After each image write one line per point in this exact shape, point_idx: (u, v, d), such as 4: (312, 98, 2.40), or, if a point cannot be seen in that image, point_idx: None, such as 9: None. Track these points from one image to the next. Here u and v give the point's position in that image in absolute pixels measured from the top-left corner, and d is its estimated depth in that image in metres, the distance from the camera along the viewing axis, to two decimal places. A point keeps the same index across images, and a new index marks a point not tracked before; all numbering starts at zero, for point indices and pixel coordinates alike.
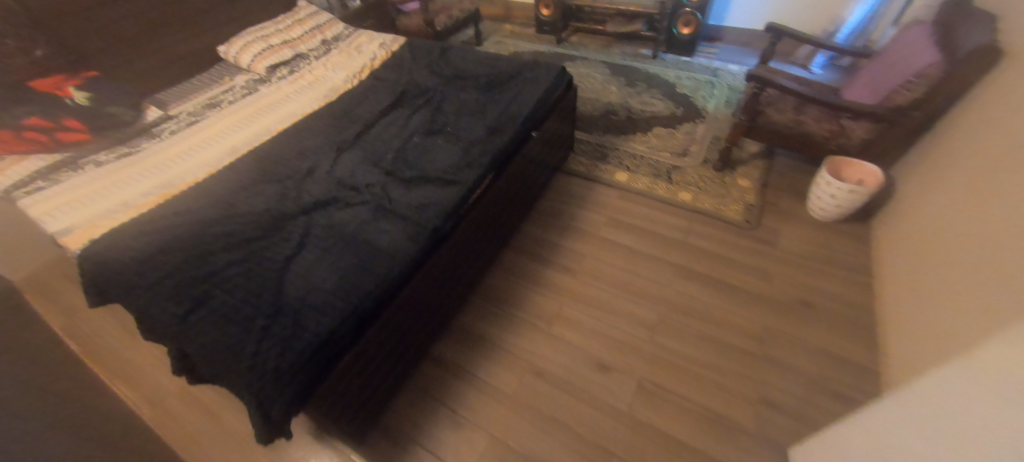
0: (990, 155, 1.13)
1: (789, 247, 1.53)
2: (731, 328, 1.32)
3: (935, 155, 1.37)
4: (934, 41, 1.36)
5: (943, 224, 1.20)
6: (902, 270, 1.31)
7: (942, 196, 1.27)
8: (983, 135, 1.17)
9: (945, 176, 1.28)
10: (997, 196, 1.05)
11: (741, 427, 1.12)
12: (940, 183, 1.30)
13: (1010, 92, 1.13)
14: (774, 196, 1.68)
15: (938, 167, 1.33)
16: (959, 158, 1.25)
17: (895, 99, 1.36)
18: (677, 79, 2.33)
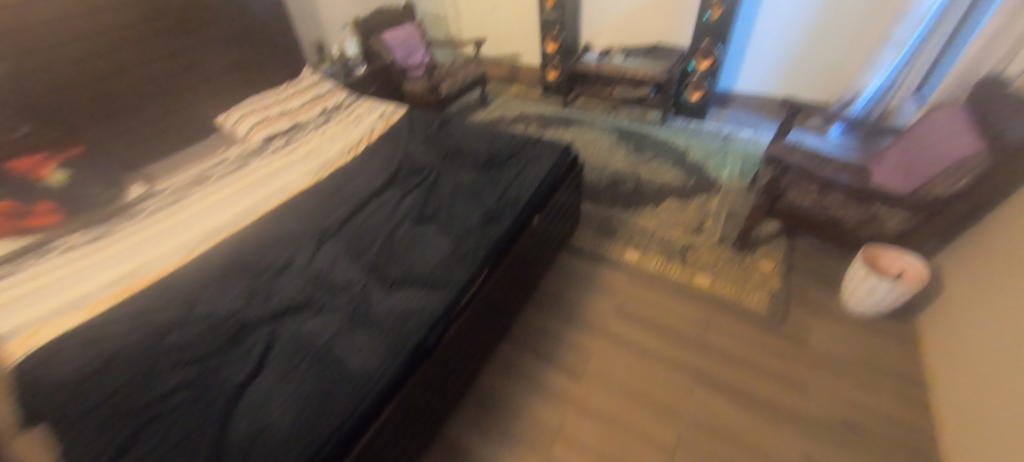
0: None
1: (825, 348, 1.30)
2: (763, 456, 1.10)
3: (983, 249, 1.16)
4: (972, 125, 1.19)
5: (1000, 339, 1.00)
6: (963, 393, 1.06)
7: (996, 303, 1.05)
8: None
9: (997, 278, 1.07)
10: None
11: None
12: (991, 286, 1.09)
13: None
14: (803, 283, 1.48)
15: (988, 266, 1.12)
16: (1011, 258, 1.05)
17: (932, 189, 1.17)
18: (686, 145, 2.24)
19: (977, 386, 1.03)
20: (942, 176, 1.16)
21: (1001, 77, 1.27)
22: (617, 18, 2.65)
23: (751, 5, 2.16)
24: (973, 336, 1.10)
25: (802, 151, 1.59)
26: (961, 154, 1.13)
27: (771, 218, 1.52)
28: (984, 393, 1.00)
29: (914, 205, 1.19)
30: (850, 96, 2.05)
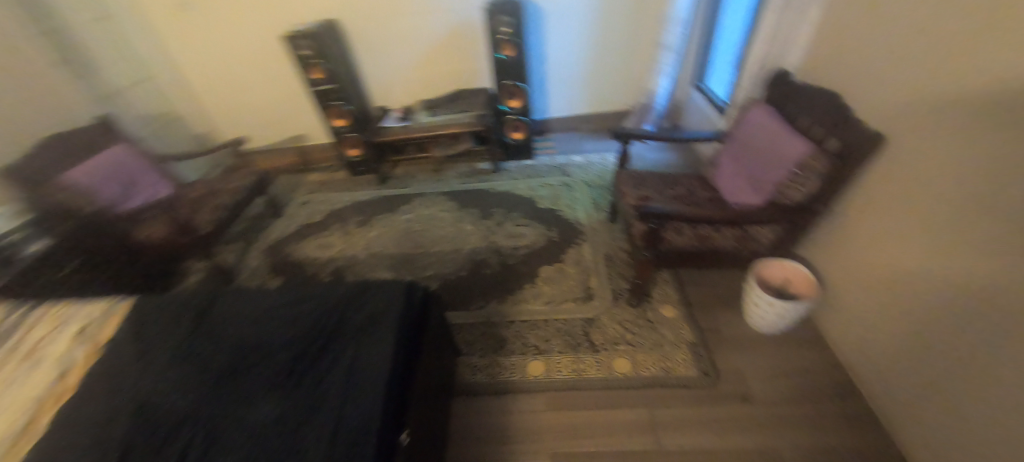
0: (916, 253, 0.93)
1: (765, 389, 1.17)
2: None
3: (845, 241, 1.16)
4: (787, 126, 1.20)
5: (907, 333, 0.97)
6: (905, 400, 1.00)
7: (888, 295, 1.02)
8: (903, 226, 0.96)
9: (877, 271, 1.05)
10: (964, 316, 0.82)
11: None
12: (873, 279, 1.06)
13: (897, 179, 0.96)
14: (709, 318, 1.36)
15: (857, 257, 1.11)
16: (881, 250, 1.03)
17: (789, 197, 1.12)
18: (531, 190, 2.03)
19: (910, 385, 0.98)
20: (791, 182, 1.10)
21: (785, 70, 1.33)
22: (405, 72, 2.29)
23: (537, 32, 2.06)
24: (876, 329, 1.07)
25: (651, 182, 1.49)
26: (799, 157, 1.10)
27: (660, 265, 1.35)
28: (927, 399, 0.93)
29: (779, 216, 1.13)
30: (648, 100, 2.12)
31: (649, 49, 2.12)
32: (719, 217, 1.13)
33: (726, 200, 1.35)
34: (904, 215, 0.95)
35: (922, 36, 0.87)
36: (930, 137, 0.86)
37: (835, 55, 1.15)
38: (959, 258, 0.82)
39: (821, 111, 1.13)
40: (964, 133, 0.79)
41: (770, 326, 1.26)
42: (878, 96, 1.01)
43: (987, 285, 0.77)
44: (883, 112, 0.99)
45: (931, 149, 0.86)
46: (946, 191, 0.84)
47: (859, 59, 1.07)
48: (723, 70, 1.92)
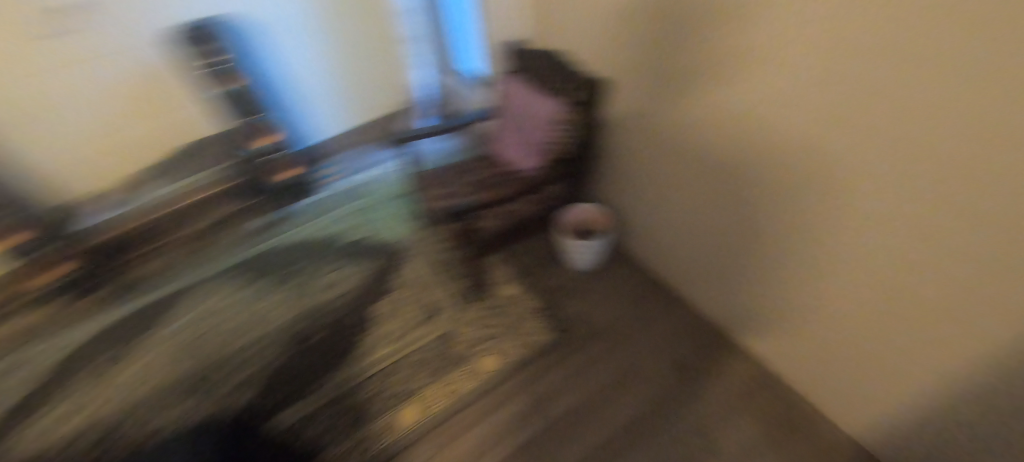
0: (664, 156, 1.17)
1: (607, 314, 1.34)
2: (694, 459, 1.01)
3: (615, 169, 1.40)
4: (532, 89, 1.33)
5: (678, 220, 1.24)
6: (691, 272, 1.30)
7: (656, 199, 1.28)
8: (648, 139, 1.19)
9: (644, 183, 1.31)
10: (708, 189, 1.07)
11: None
12: (643, 190, 1.32)
13: (632, 103, 1.18)
14: (548, 275, 1.47)
15: (628, 176, 1.35)
16: (642, 167, 1.28)
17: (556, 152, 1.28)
18: (331, 228, 1.77)
19: (691, 257, 1.27)
20: (555, 139, 1.26)
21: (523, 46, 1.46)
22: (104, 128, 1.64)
23: (259, 48, 1.74)
24: (658, 226, 1.34)
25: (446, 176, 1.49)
26: (552, 116, 1.25)
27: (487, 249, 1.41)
28: (704, 264, 1.23)
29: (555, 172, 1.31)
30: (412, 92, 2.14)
31: (391, 42, 1.98)
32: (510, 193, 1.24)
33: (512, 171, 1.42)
34: (646, 134, 1.20)
35: None
36: (642, 62, 1.07)
37: (557, 16, 1.32)
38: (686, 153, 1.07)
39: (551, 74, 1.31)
40: (663, 52, 1.00)
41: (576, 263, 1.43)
42: (598, 44, 1.21)
43: (714, 161, 1.02)
44: (605, 53, 1.19)
45: (647, 72, 1.07)
46: (667, 100, 1.07)
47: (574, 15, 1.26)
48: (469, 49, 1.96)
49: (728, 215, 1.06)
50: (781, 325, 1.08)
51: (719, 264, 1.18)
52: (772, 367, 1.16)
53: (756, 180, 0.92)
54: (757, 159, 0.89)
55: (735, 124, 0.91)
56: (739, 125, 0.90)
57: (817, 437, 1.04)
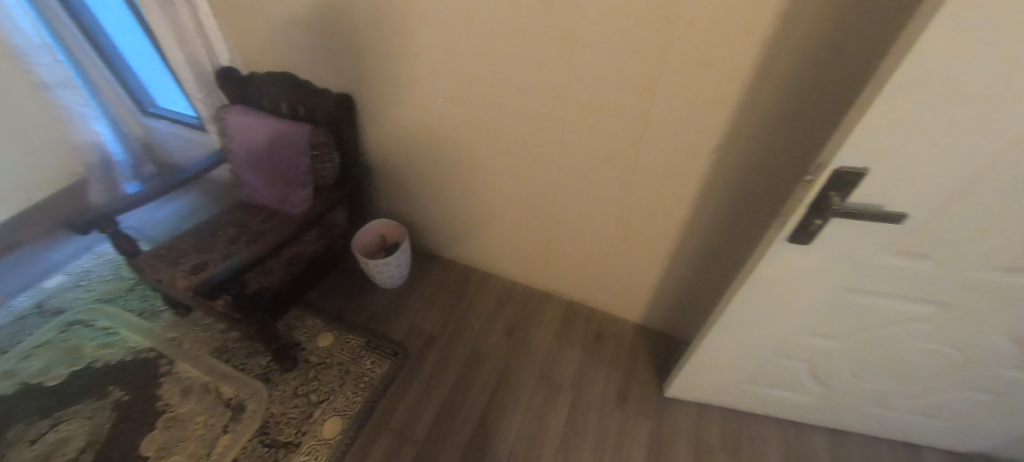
0: (430, 152, 1.24)
1: (434, 317, 1.37)
2: (546, 398, 1.17)
3: (390, 182, 1.41)
4: (273, 119, 1.25)
5: (463, 206, 1.35)
6: (490, 251, 1.44)
7: (438, 195, 1.36)
8: (411, 140, 1.24)
9: (421, 185, 1.36)
10: (477, 168, 1.21)
11: (656, 418, 1.13)
12: (424, 192, 1.38)
13: (383, 110, 1.21)
14: (363, 307, 1.38)
15: (406, 182, 1.38)
16: (414, 170, 1.33)
17: (326, 175, 1.26)
18: (29, 368, 1.23)
19: (485, 236, 1.41)
20: (320, 163, 1.23)
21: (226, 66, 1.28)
22: None
23: None
24: (449, 220, 1.42)
25: (192, 250, 1.20)
26: (307, 141, 1.21)
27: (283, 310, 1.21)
28: (497, 238, 1.39)
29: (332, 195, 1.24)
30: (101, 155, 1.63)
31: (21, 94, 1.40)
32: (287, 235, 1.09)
33: (284, 212, 1.31)
34: (406, 139, 1.25)
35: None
36: (377, 69, 1.11)
37: (263, 39, 1.21)
38: (456, 139, 1.17)
39: (286, 95, 1.23)
40: (392, 56, 1.06)
41: (386, 285, 1.41)
42: (322, 61, 1.17)
43: (472, 142, 1.15)
44: (335, 66, 1.16)
45: (385, 76, 1.11)
46: (414, 100, 1.13)
47: (283, 35, 1.18)
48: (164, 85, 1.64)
49: (499, 184, 1.22)
50: (567, 260, 1.33)
51: (507, 231, 1.35)
52: (573, 297, 1.43)
53: (508, 146, 1.11)
54: (506, 127, 1.07)
55: (477, 104, 1.06)
56: (481, 104, 1.05)
57: (618, 333, 1.34)
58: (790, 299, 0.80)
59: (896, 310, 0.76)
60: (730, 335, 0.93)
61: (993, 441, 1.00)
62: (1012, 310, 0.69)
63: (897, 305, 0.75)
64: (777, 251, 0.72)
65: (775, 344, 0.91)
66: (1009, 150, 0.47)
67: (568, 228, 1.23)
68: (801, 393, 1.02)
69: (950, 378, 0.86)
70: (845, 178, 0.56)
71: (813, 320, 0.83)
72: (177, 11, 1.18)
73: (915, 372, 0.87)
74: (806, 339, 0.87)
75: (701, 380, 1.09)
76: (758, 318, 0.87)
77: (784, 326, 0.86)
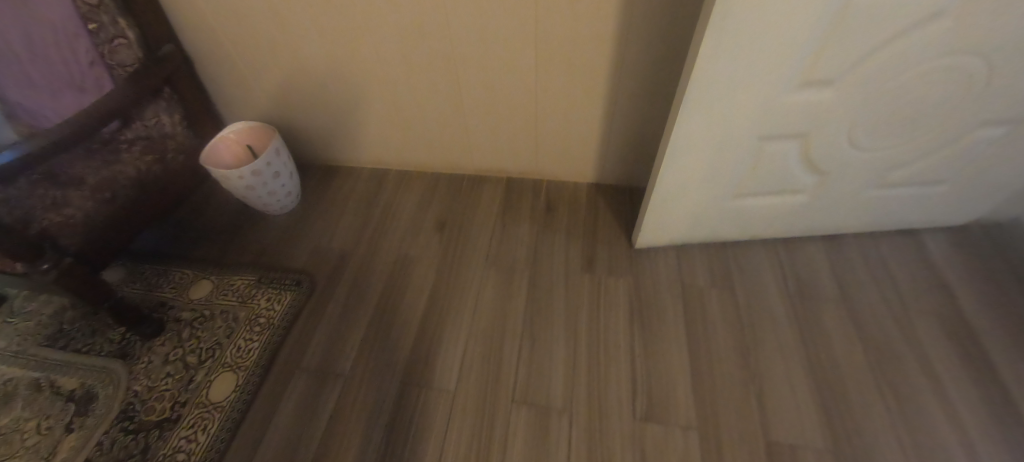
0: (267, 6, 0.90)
1: (345, 232, 1.09)
2: (500, 282, 0.95)
3: (239, 71, 1.06)
4: None
5: (345, 82, 1.04)
6: (399, 137, 1.17)
7: (308, 75, 1.04)
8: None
9: (277, 64, 1.03)
10: (335, 13, 0.88)
11: (632, 270, 0.95)
12: (287, 73, 1.05)
13: None
14: (251, 241, 1.07)
15: (261, 68, 1.04)
16: (261, 44, 0.98)
17: (128, 63, 0.90)
18: None
19: (386, 119, 1.13)
20: (108, 43, 0.86)
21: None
22: None
23: None
24: (337, 110, 1.12)
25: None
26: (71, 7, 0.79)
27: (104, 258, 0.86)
28: (401, 118, 1.11)
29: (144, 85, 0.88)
30: None
31: None
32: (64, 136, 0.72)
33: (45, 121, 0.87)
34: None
35: None
36: None
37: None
38: None
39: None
40: None
41: (268, 212, 1.10)
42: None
43: None
44: None
45: None
46: None
47: None
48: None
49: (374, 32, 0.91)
50: (492, 122, 1.08)
51: (411, 104, 1.07)
52: (512, 173, 1.20)
53: None
54: None
55: None
56: None
57: (571, 200, 1.13)
58: (770, 41, 0.55)
59: (919, 3, 0.50)
60: (700, 130, 0.71)
61: (995, 199, 0.89)
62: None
63: (923, 6, 0.50)
64: None
65: (754, 128, 0.70)
66: None
67: (479, 74, 0.96)
68: (788, 192, 0.85)
69: (966, 114, 0.69)
70: None
71: (797, 67, 0.59)
72: None
73: (925, 118, 0.70)
74: (793, 100, 0.65)
75: (673, 212, 0.89)
76: (727, 93, 0.64)
77: (762, 92, 0.64)
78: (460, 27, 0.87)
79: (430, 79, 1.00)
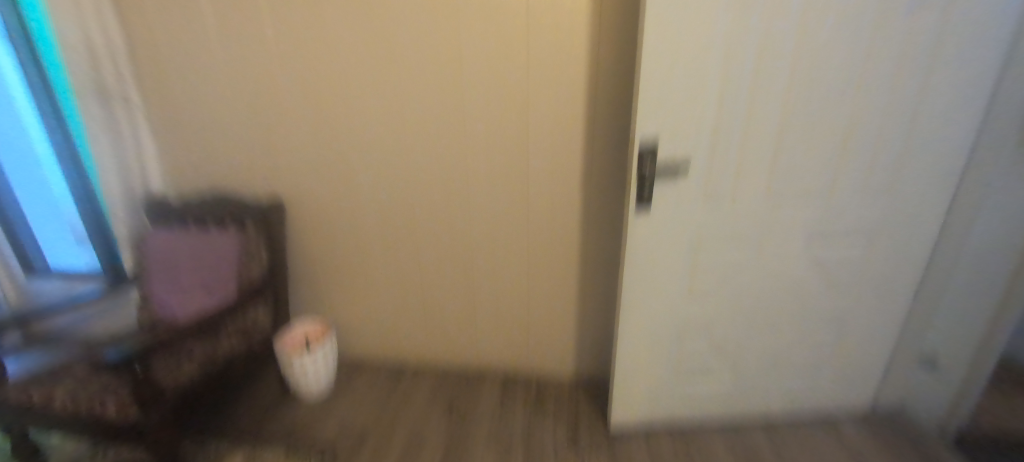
0: (360, 249, 1.44)
1: (366, 413, 1.29)
2: (500, 455, 1.12)
3: (321, 282, 1.51)
4: (201, 235, 1.38)
5: (393, 295, 1.49)
6: (423, 332, 1.53)
7: (368, 291, 1.50)
8: (343, 242, 1.44)
9: (352, 278, 1.49)
10: (404, 253, 1.42)
11: (609, 448, 1.14)
12: (354, 289, 1.50)
13: (317, 220, 1.43)
14: (285, 419, 1.26)
15: (336, 285, 1.50)
16: (344, 270, 1.48)
17: (252, 276, 1.36)
18: None
19: (415, 322, 1.52)
20: (247, 263, 1.35)
21: (157, 194, 1.47)
22: None
23: None
24: (379, 315, 1.52)
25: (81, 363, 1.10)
26: (236, 245, 1.35)
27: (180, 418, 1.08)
28: (426, 322, 1.51)
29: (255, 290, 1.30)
30: None
31: None
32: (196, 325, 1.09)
33: (180, 319, 1.29)
34: (336, 233, 1.44)
35: (260, 136, 1.35)
36: (313, 185, 1.38)
37: (200, 165, 1.43)
38: (383, 230, 1.40)
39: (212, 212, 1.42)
40: (328, 173, 1.35)
41: (307, 395, 1.32)
42: (259, 177, 1.41)
43: (399, 230, 1.39)
44: (276, 190, 1.41)
45: (321, 190, 1.38)
46: (345, 206, 1.39)
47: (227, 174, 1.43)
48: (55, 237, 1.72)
49: (425, 264, 1.43)
50: (494, 326, 1.47)
51: (437, 311, 1.49)
52: (508, 367, 1.50)
53: (429, 226, 1.38)
54: (426, 210, 1.35)
55: (401, 195, 1.35)
56: (404, 196, 1.34)
57: (556, 391, 1.39)
58: (662, 277, 1.04)
59: (729, 260, 1.03)
60: (639, 328, 1.10)
61: (869, 385, 1.23)
62: (798, 240, 1.02)
63: (733, 262, 1.03)
64: (635, 233, 0.99)
65: (674, 327, 1.10)
66: (722, 123, 0.87)
67: (490, 291, 1.43)
68: (713, 379, 1.18)
69: (803, 323, 1.13)
70: (650, 151, 0.89)
71: (686, 292, 1.07)
72: (136, 172, 1.43)
73: (777, 324, 1.12)
74: (691, 311, 1.09)
75: (636, 395, 1.17)
76: (649, 304, 1.07)
77: (670, 306, 1.08)
78: (483, 263, 1.40)
79: (455, 293, 1.45)
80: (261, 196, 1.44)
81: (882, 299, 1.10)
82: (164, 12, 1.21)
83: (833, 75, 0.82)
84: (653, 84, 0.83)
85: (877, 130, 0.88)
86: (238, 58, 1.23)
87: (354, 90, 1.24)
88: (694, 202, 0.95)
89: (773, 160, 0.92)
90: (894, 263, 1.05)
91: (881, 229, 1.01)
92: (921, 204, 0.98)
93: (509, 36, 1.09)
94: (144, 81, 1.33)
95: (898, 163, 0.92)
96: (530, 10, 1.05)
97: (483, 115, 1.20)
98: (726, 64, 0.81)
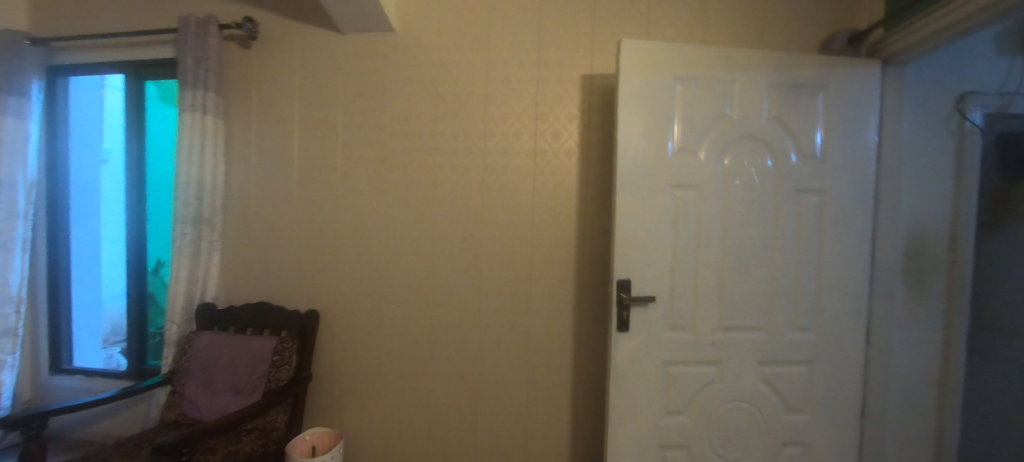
0: (379, 361, 1.63)
1: None
2: None
3: (338, 392, 1.64)
4: (243, 337, 1.58)
5: (401, 408, 1.62)
6: (427, 447, 1.62)
7: (378, 403, 1.63)
8: (366, 354, 1.63)
9: (368, 388, 1.63)
10: (419, 365, 1.61)
11: None
12: (366, 401, 1.63)
13: (345, 332, 1.64)
14: None
15: (349, 396, 1.64)
16: (360, 381, 1.64)
17: (282, 378, 1.51)
18: None
19: (419, 436, 1.62)
20: (278, 366, 1.52)
21: (208, 302, 1.67)
22: None
23: None
24: (384, 429, 1.63)
25: (112, 455, 1.25)
26: (272, 348, 1.53)
27: None
28: (430, 434, 1.62)
29: (283, 393, 1.44)
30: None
31: (16, 322, 1.69)
32: (225, 423, 1.23)
33: (207, 419, 1.47)
34: (360, 344, 1.64)
35: (315, 259, 1.66)
36: (349, 301, 1.64)
37: (252, 280, 1.70)
38: (403, 344, 1.62)
39: (254, 319, 1.63)
40: (365, 292, 1.63)
41: None
42: (302, 293, 1.67)
43: (418, 344, 1.62)
44: (316, 305, 1.66)
45: (355, 306, 1.64)
46: (374, 321, 1.63)
47: (276, 289, 1.69)
48: (92, 336, 1.93)
49: (435, 377, 1.61)
50: (495, 439, 1.59)
51: (443, 423, 1.61)
52: None
53: (445, 341, 1.60)
54: (444, 327, 1.60)
55: (426, 314, 1.61)
56: (428, 314, 1.61)
57: None
58: (644, 388, 1.33)
59: (695, 375, 1.34)
60: (628, 434, 1.34)
61: None
62: (742, 360, 1.35)
63: (696, 376, 1.34)
64: (620, 349, 1.33)
65: (658, 433, 1.35)
66: (669, 275, 1.33)
67: (494, 404, 1.59)
68: None
69: (763, 434, 1.38)
70: (623, 286, 1.31)
71: (663, 401, 1.34)
72: (195, 287, 1.64)
73: (743, 434, 1.37)
74: (669, 420, 1.35)
75: None
76: (636, 411, 1.34)
77: (652, 414, 1.34)
78: (489, 378, 1.59)
79: (460, 407, 1.60)
80: (300, 309, 1.67)
81: (830, 415, 1.37)
82: (271, 170, 1.68)
83: (735, 249, 1.35)
84: (622, 247, 1.32)
85: (770, 282, 1.35)
86: (320, 203, 1.66)
87: (400, 230, 1.62)
88: (660, 328, 1.33)
89: (708, 298, 1.34)
90: (828, 382, 1.37)
91: (801, 354, 1.36)
92: (823, 334, 1.36)
93: (518, 200, 1.56)
94: (229, 213, 1.70)
95: (795, 304, 1.36)
96: (538, 189, 1.56)
97: (497, 252, 1.58)
98: (668, 242, 1.33)
